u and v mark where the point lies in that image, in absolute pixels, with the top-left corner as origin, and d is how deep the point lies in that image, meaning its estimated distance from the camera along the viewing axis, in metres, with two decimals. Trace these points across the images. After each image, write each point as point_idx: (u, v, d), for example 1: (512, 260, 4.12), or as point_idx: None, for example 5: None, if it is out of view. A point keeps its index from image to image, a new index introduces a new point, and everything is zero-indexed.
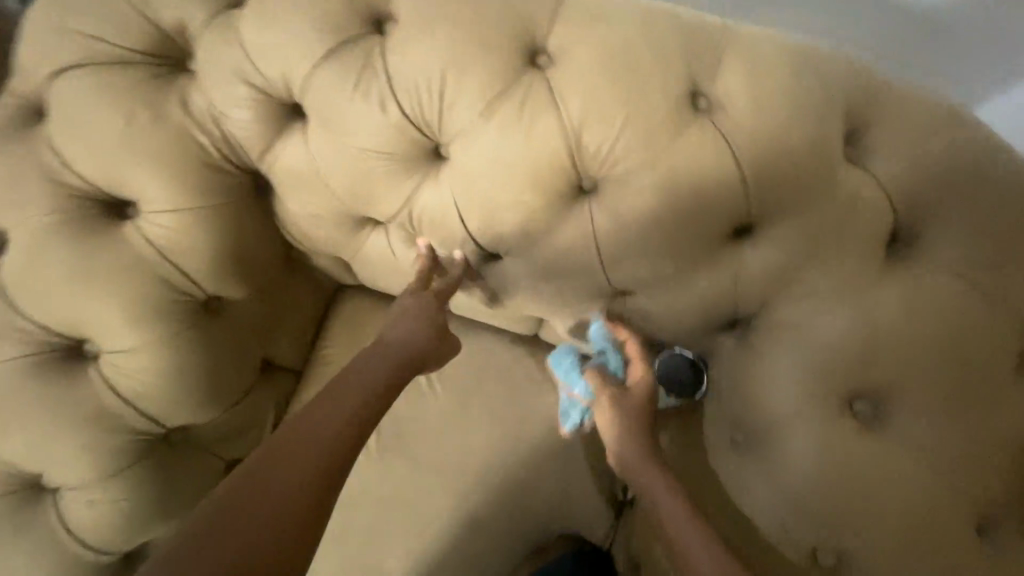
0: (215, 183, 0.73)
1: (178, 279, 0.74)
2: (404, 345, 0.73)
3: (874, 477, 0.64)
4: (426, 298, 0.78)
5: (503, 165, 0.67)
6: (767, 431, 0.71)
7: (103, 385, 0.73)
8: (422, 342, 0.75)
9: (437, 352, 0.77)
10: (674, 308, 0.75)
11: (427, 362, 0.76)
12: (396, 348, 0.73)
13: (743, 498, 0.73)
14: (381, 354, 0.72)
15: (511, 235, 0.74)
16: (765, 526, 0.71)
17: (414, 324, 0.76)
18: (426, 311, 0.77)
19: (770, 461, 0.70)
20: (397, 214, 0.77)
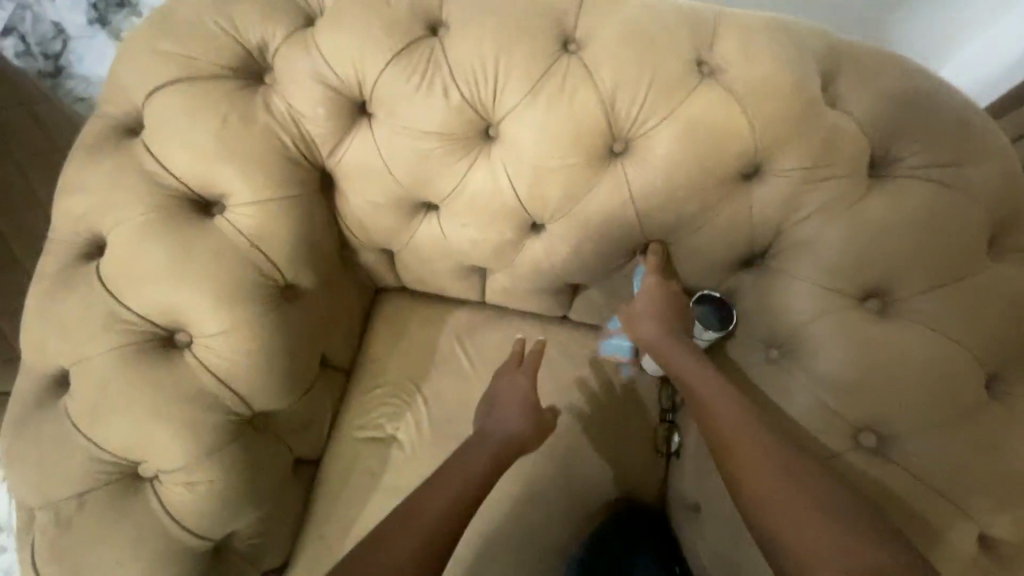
0: (294, 176, 0.83)
1: (266, 265, 0.82)
2: (503, 436, 0.84)
3: (898, 360, 0.76)
4: (520, 380, 0.91)
5: (551, 135, 0.80)
6: (802, 336, 0.82)
7: (200, 367, 0.78)
8: (519, 423, 0.87)
9: (536, 431, 0.87)
10: (699, 253, 0.89)
11: (531, 443, 0.87)
12: (493, 436, 0.84)
13: (792, 404, 0.82)
14: (484, 447, 0.82)
15: (556, 198, 0.85)
16: (814, 423, 0.80)
17: (519, 411, 0.88)
18: (517, 389, 0.91)
19: (809, 361, 0.82)
20: (451, 194, 0.87)
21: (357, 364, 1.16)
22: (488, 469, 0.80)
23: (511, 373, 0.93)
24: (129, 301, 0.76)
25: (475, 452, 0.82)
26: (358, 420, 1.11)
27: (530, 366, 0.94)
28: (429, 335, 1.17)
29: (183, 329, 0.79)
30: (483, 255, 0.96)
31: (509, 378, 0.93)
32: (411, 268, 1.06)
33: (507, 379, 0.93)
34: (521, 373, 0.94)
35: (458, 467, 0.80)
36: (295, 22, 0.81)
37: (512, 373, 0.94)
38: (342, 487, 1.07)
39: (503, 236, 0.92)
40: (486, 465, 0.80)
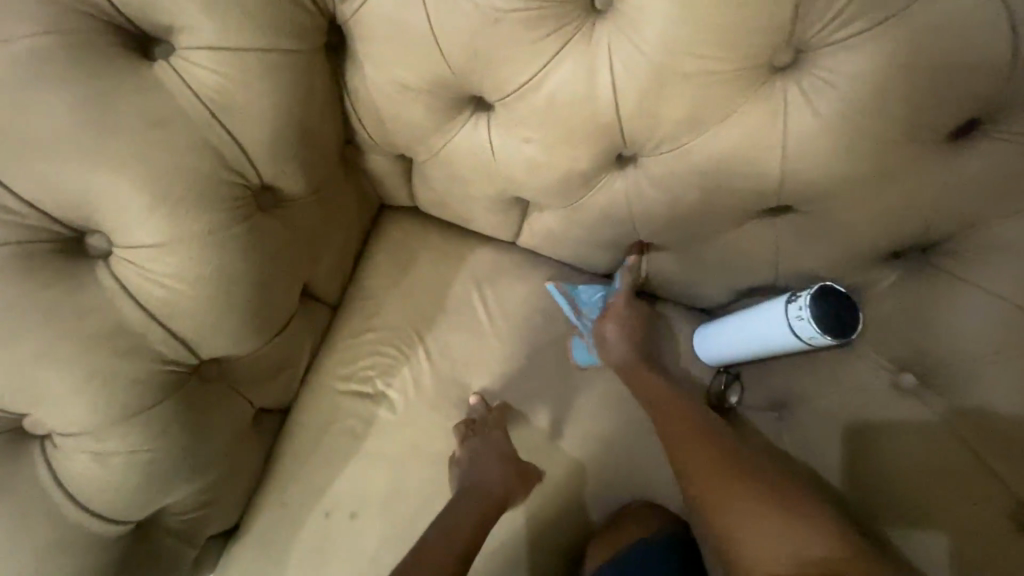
0: (287, 18, 0.53)
1: (234, 155, 0.54)
2: (485, 492, 0.78)
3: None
4: (491, 433, 0.83)
5: (698, 22, 0.51)
6: (957, 361, 0.66)
7: (122, 292, 0.52)
8: (500, 480, 0.79)
9: (516, 479, 0.81)
10: (843, 232, 0.66)
11: (515, 492, 0.81)
12: (472, 494, 0.78)
13: (922, 439, 0.68)
14: (470, 503, 0.78)
15: (671, 124, 0.59)
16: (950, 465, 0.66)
17: (498, 463, 0.80)
18: (495, 448, 0.81)
19: (958, 392, 0.66)
20: (521, 90, 0.59)
21: (346, 298, 0.92)
22: (472, 535, 0.75)
23: (483, 432, 0.83)
24: (7, 177, 0.48)
25: (458, 513, 0.77)
26: (342, 368, 0.88)
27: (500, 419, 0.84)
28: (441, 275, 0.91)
29: (97, 231, 0.53)
30: (540, 187, 0.70)
31: (481, 435, 0.83)
32: (433, 187, 0.79)
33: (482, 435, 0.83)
34: (491, 428, 0.83)
35: (445, 526, 0.76)
36: None
37: (481, 430, 0.83)
38: (313, 447, 0.86)
39: (575, 165, 0.66)
40: (471, 530, 0.75)
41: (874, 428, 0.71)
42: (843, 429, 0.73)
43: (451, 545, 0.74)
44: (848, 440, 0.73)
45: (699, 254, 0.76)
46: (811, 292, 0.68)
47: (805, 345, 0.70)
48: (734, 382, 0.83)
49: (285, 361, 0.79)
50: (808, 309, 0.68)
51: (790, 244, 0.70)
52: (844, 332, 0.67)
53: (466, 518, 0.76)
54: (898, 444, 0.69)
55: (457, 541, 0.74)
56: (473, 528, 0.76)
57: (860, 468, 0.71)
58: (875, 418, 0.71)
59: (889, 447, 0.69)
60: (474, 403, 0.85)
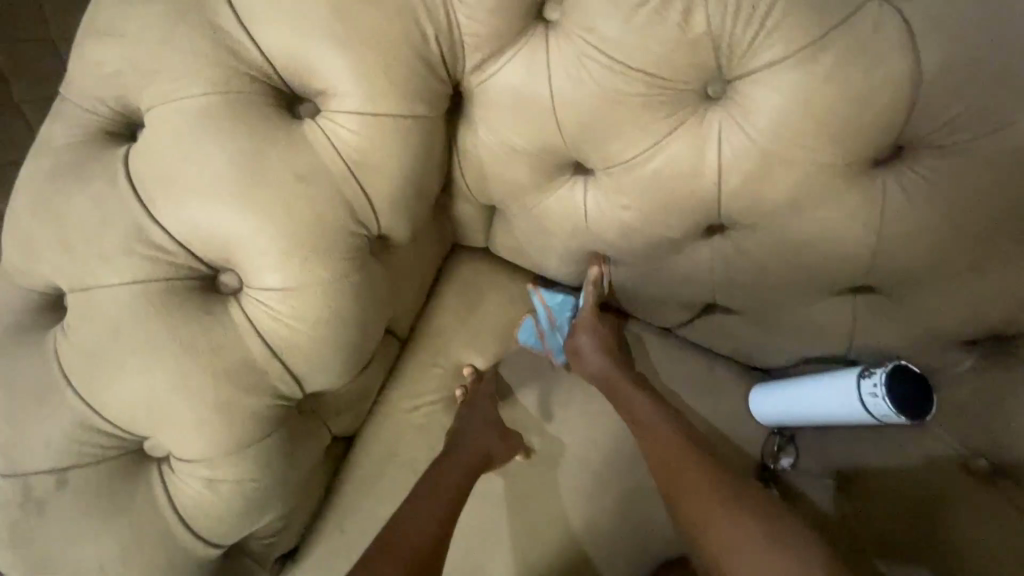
0: (426, 88, 0.57)
1: (362, 208, 0.58)
2: (474, 449, 0.81)
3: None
4: (482, 399, 0.87)
5: (811, 119, 0.55)
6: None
7: (251, 330, 0.56)
8: (494, 443, 0.83)
9: (506, 445, 0.84)
10: (924, 316, 0.68)
11: (500, 456, 0.83)
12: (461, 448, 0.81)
13: (999, 515, 0.70)
14: (459, 454, 0.81)
15: (768, 205, 0.61)
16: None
17: (489, 426, 0.84)
18: (482, 412, 0.85)
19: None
20: (628, 163, 0.62)
21: (415, 332, 0.94)
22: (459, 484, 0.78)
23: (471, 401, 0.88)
24: (164, 218, 0.53)
25: (450, 464, 0.80)
26: (408, 401, 0.90)
27: (485, 389, 0.89)
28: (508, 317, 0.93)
29: (229, 270, 0.56)
30: (625, 247, 0.73)
31: (470, 405, 0.87)
32: (516, 235, 0.82)
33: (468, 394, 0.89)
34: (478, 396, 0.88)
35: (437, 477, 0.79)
36: None
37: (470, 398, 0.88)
38: (375, 477, 0.87)
39: (664, 231, 0.69)
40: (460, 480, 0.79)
41: (947, 501, 0.73)
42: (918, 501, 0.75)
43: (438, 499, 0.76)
44: (922, 512, 0.75)
45: (774, 322, 0.78)
46: (886, 370, 0.69)
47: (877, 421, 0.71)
48: (788, 443, 0.85)
49: (360, 395, 0.81)
50: (882, 388, 0.68)
51: (870, 322, 0.72)
52: (917, 414, 0.68)
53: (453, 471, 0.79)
54: (974, 520, 0.71)
55: (446, 493, 0.77)
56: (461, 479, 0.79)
57: (936, 538, 0.73)
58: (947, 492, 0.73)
59: (967, 521, 0.72)
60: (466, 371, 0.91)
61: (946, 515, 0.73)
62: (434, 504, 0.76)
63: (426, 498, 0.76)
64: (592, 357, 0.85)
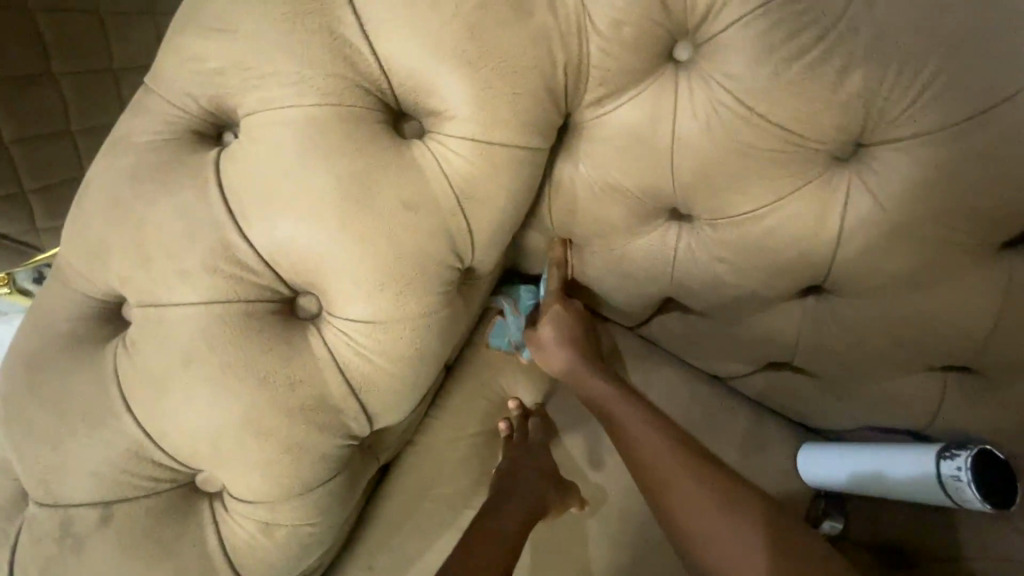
0: (548, 117, 0.52)
1: (463, 240, 0.53)
2: (531, 497, 0.76)
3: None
4: (528, 444, 0.82)
5: (951, 192, 0.52)
6: None
7: (329, 363, 0.51)
8: (545, 490, 0.77)
9: (557, 492, 0.79)
10: (1021, 402, 0.65)
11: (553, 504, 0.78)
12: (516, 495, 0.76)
13: None
14: (516, 503, 0.75)
15: (882, 275, 0.58)
16: None
17: (540, 473, 0.79)
18: (534, 459, 0.80)
19: None
20: (739, 216, 0.59)
21: (462, 358, 0.89)
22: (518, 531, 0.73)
23: (520, 443, 0.82)
24: (254, 235, 0.48)
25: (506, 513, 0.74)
26: (450, 432, 0.85)
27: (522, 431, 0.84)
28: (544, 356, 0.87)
29: (311, 293, 0.52)
30: (711, 299, 0.69)
31: (518, 449, 0.81)
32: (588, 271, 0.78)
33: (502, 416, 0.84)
34: (521, 439, 0.83)
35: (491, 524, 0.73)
36: None
37: (514, 441, 0.82)
38: (410, 512, 0.82)
39: (758, 288, 0.65)
40: (520, 529, 0.73)
41: None
42: None
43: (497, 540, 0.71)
44: None
45: (852, 390, 0.74)
46: (970, 453, 0.65)
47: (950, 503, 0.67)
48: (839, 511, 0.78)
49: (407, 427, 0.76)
50: (965, 472, 0.64)
51: (957, 402, 0.69)
52: (1000, 499, 0.64)
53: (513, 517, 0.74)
54: None
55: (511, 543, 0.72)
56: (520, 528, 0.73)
57: None
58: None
59: None
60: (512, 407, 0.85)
61: None
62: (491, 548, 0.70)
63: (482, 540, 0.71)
64: (555, 350, 0.76)
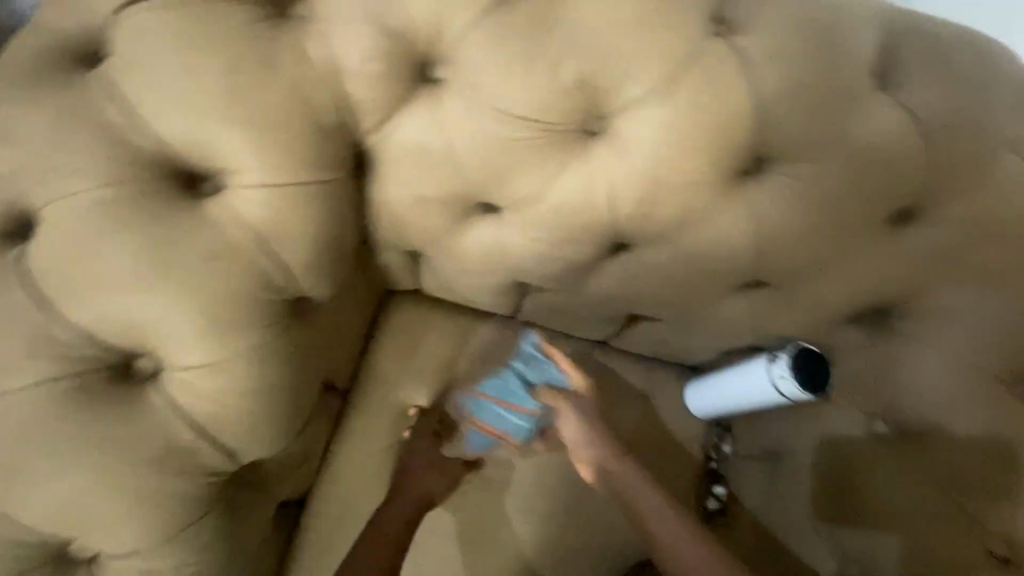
0: (330, 152, 0.59)
1: (279, 275, 0.59)
2: (427, 483, 0.86)
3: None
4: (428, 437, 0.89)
5: (679, 142, 0.61)
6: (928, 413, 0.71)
7: (173, 414, 0.55)
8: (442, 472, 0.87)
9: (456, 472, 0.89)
10: (812, 301, 0.74)
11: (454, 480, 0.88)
12: (412, 487, 0.85)
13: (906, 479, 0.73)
14: (411, 494, 0.84)
15: (658, 221, 0.68)
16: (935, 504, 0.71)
17: (439, 458, 0.88)
18: (436, 443, 0.89)
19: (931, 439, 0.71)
20: (529, 199, 0.67)
21: (356, 383, 0.95)
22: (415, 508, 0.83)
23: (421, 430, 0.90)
24: (75, 313, 0.53)
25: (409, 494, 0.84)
26: (356, 454, 0.90)
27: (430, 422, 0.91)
28: (430, 363, 0.96)
29: (146, 353, 0.56)
30: (545, 274, 0.78)
31: (422, 438, 0.89)
32: (443, 275, 0.85)
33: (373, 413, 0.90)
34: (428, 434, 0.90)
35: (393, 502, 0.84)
36: None
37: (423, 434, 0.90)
38: (331, 536, 0.87)
39: (575, 256, 0.74)
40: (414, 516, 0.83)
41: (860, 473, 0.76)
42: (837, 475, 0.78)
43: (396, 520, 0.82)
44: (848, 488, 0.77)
45: (687, 324, 0.84)
46: (791, 352, 0.73)
47: (784, 399, 0.76)
48: (724, 435, 0.87)
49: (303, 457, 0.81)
50: (789, 369, 0.73)
51: (769, 316, 0.78)
52: (817, 389, 0.73)
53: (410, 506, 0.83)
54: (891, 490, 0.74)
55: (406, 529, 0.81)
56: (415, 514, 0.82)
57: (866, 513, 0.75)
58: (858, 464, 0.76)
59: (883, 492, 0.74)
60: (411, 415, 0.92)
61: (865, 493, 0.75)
62: (390, 524, 0.81)
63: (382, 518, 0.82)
64: (572, 423, 0.81)
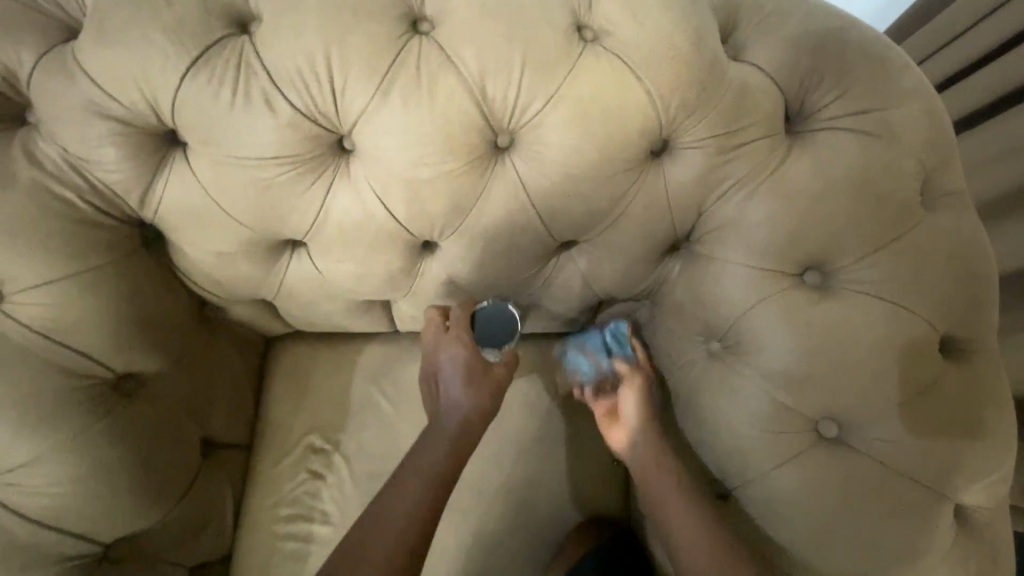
0: (94, 240, 0.64)
1: (75, 361, 0.64)
2: (459, 411, 0.75)
3: (861, 332, 0.66)
4: (449, 341, 0.79)
5: (416, 139, 0.64)
6: (742, 324, 0.71)
7: (7, 515, 0.61)
8: (473, 394, 0.75)
9: (488, 392, 0.76)
10: (616, 247, 0.76)
11: (489, 406, 0.76)
12: (446, 422, 0.75)
13: (745, 394, 0.72)
14: (438, 439, 0.74)
15: (440, 215, 0.71)
16: (774, 410, 0.71)
17: (463, 379, 0.76)
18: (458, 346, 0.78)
19: (753, 349, 0.71)
20: (314, 226, 0.71)
21: (256, 436, 0.97)
22: (447, 468, 0.73)
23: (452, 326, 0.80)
24: None
25: (426, 446, 0.74)
26: (264, 503, 0.93)
27: (459, 321, 0.79)
28: (324, 395, 0.99)
29: None
30: (373, 288, 0.81)
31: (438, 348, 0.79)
32: (292, 314, 0.88)
33: (448, 353, 0.78)
34: (451, 332, 0.79)
35: (415, 455, 0.74)
36: (51, 43, 0.60)
37: (440, 336, 0.80)
38: None
39: (390, 264, 0.77)
40: (441, 474, 0.72)
41: (707, 400, 0.76)
42: (695, 405, 0.78)
43: (424, 467, 0.72)
44: (703, 418, 0.76)
45: (528, 299, 0.86)
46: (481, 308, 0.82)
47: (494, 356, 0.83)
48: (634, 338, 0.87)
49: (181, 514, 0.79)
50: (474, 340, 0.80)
51: (589, 272, 0.81)
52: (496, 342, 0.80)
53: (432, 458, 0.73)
54: (735, 411, 0.73)
55: (428, 478, 0.72)
56: (447, 465, 0.72)
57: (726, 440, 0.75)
58: (704, 391, 0.76)
59: (731, 415, 0.73)
60: (313, 447, 0.96)
61: (718, 419, 0.75)
62: (413, 485, 0.71)
63: (408, 472, 0.73)
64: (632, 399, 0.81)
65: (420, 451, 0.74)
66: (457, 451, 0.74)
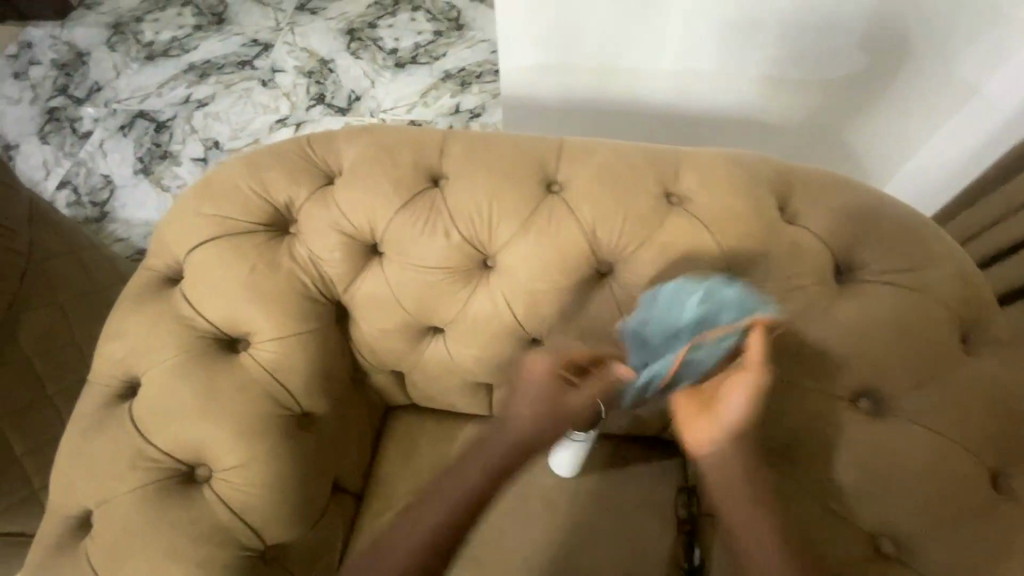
0: (311, 311, 0.92)
1: (283, 396, 0.89)
2: (527, 433, 0.82)
3: (911, 456, 0.76)
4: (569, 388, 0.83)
5: (541, 263, 0.88)
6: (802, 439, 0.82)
7: (218, 502, 0.83)
8: (551, 427, 0.82)
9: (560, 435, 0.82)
10: None
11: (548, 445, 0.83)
12: (510, 435, 0.83)
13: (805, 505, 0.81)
14: (502, 440, 0.83)
15: (548, 320, 0.92)
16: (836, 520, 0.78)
17: (538, 407, 0.82)
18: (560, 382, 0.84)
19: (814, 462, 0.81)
20: (455, 318, 0.94)
21: (367, 488, 1.15)
22: (493, 479, 0.82)
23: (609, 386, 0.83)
24: (156, 439, 0.84)
25: (491, 453, 0.83)
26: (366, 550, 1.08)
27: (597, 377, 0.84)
28: (427, 464, 1.16)
29: (203, 464, 0.85)
30: (486, 372, 1.00)
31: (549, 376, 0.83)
32: (417, 387, 1.09)
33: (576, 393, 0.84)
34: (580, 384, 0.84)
35: (479, 453, 0.83)
36: (319, 183, 0.93)
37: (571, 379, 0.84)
38: None
39: (504, 352, 0.97)
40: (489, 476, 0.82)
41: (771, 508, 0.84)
42: None
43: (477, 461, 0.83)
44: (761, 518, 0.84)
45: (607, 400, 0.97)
46: None
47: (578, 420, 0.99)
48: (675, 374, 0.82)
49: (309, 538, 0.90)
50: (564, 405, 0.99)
51: None
52: None
53: (477, 465, 0.82)
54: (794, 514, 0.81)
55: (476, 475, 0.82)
56: (492, 474, 0.82)
57: None
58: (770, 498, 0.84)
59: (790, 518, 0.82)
60: None
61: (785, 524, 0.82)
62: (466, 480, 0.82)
63: (462, 464, 0.84)
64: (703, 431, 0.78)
65: (475, 455, 0.83)
66: (501, 469, 0.82)
